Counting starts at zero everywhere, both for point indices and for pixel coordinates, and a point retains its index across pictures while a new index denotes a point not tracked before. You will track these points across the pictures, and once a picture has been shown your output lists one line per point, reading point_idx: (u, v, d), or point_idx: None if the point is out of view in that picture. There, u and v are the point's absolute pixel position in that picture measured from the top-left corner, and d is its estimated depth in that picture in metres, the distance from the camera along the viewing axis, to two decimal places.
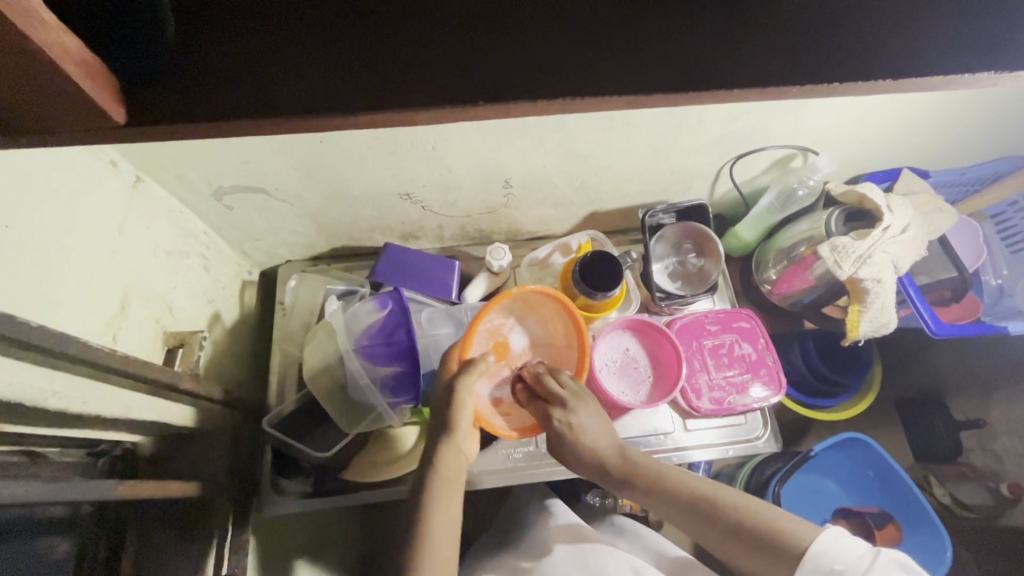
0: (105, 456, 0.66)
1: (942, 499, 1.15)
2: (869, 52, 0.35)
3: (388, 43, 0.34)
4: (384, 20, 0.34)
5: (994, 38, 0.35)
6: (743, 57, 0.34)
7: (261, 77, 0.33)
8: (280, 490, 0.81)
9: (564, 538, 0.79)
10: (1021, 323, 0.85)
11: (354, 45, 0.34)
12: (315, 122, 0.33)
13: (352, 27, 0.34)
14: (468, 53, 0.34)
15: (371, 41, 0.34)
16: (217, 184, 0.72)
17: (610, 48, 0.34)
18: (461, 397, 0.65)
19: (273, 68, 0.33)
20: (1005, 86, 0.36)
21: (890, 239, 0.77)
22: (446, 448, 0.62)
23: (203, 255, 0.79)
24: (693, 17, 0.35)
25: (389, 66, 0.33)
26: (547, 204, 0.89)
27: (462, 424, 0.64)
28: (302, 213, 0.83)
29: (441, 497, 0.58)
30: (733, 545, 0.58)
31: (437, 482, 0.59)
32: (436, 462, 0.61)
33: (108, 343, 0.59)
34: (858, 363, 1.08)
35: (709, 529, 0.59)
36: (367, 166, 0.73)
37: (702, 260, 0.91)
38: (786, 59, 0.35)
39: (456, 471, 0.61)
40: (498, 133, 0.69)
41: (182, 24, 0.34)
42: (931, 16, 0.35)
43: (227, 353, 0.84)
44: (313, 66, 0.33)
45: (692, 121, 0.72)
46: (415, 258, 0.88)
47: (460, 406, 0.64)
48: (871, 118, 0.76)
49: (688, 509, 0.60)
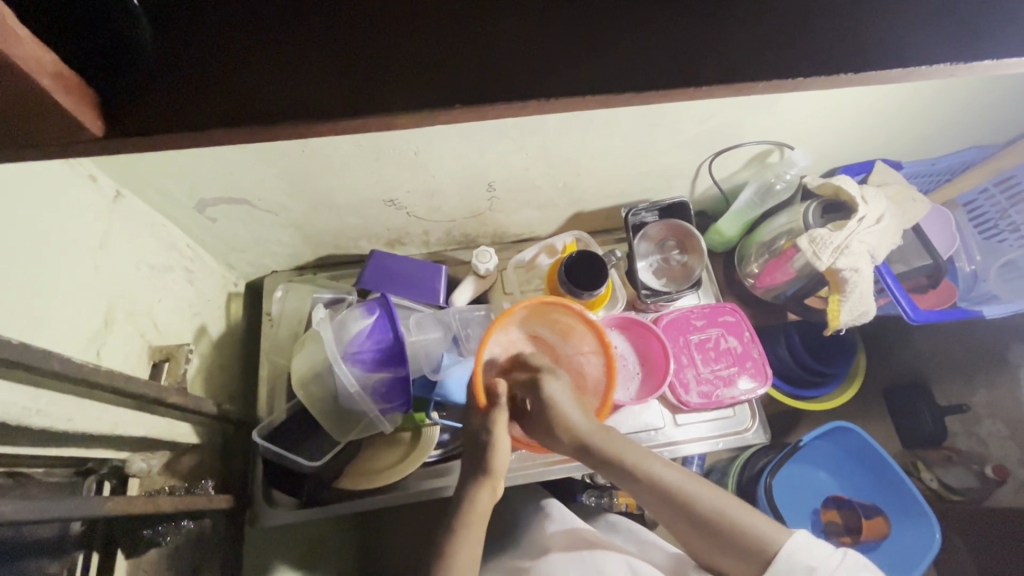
0: (93, 474, 0.64)
1: (930, 484, 1.22)
2: (830, 47, 0.36)
3: (366, 47, 0.34)
4: (362, 24, 0.34)
5: (948, 30, 0.37)
6: (713, 54, 0.35)
7: (240, 88, 0.33)
8: (274, 502, 0.81)
9: (562, 546, 0.79)
10: (996, 307, 0.88)
11: (334, 51, 0.34)
12: (303, 128, 0.33)
13: (331, 31, 0.34)
14: (450, 57, 0.34)
15: (348, 53, 0.34)
16: (200, 195, 0.71)
17: (597, 48, 0.35)
18: (500, 431, 0.63)
19: (252, 78, 0.34)
20: (960, 77, 0.37)
21: (865, 229, 0.79)
22: (478, 488, 0.62)
23: (187, 268, 0.78)
24: (657, 16, 0.36)
25: (371, 73, 0.34)
26: (531, 206, 0.90)
27: (498, 465, 0.63)
28: (286, 223, 0.83)
29: (473, 529, 0.59)
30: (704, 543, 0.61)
31: (462, 524, 0.60)
32: (466, 503, 0.61)
33: (92, 359, 0.58)
34: (843, 353, 1.11)
35: (688, 527, 0.61)
36: (350, 174, 0.73)
37: (685, 256, 0.93)
38: (764, 55, 0.36)
39: (483, 515, 0.61)
40: (481, 137, 0.70)
41: (157, 39, 0.34)
42: (889, 7, 0.37)
43: (216, 366, 0.83)
44: (294, 73, 0.34)
45: (670, 120, 0.73)
46: (402, 265, 0.89)
47: (495, 444, 0.63)
48: (842, 112, 0.78)
49: (668, 502, 0.60)
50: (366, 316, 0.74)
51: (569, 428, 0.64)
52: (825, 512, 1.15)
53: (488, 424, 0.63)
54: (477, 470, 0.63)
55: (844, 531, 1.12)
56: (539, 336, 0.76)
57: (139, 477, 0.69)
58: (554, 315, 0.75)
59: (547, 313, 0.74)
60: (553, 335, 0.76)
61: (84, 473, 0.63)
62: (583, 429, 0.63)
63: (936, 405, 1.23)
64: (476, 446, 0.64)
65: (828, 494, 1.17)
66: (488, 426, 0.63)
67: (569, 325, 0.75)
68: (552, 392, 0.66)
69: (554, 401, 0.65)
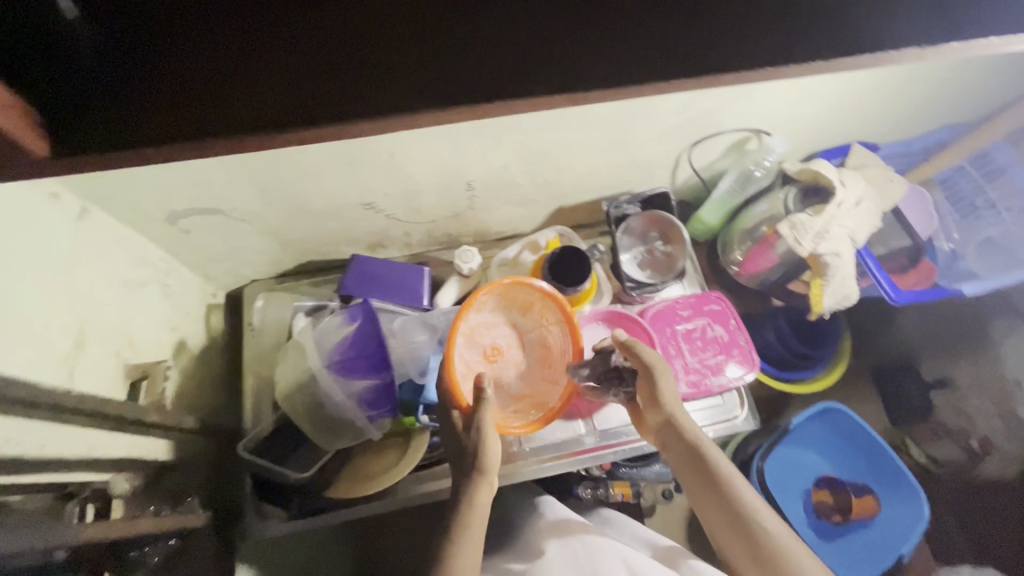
0: (73, 499, 0.59)
1: (918, 459, 1.26)
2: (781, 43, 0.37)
3: (328, 58, 0.35)
4: (325, 36, 0.35)
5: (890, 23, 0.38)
6: (671, 54, 0.37)
7: (204, 101, 0.33)
8: (263, 515, 0.78)
9: (557, 543, 0.78)
10: (974, 285, 0.89)
11: (298, 61, 0.35)
12: (266, 137, 0.34)
13: (279, 41, 0.35)
14: (412, 64, 0.35)
15: (295, 60, 0.35)
16: (171, 208, 0.70)
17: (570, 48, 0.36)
18: (487, 425, 0.63)
19: (215, 90, 0.34)
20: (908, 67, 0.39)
21: (844, 213, 0.79)
22: (478, 485, 0.61)
23: (163, 282, 0.76)
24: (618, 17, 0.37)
25: (323, 81, 0.34)
26: (512, 203, 0.89)
27: (491, 461, 0.62)
28: (262, 231, 0.81)
29: (470, 530, 0.58)
30: (728, 537, 0.62)
31: (462, 523, 0.58)
32: (464, 501, 0.60)
33: (64, 382, 0.56)
34: (828, 337, 1.12)
35: (742, 549, 0.61)
36: (324, 179, 0.72)
37: (669, 246, 0.93)
38: (720, 52, 0.37)
39: (481, 512, 0.60)
40: (457, 136, 0.69)
41: (107, 58, 0.34)
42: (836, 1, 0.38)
43: (198, 380, 0.82)
44: (257, 87, 0.34)
45: (647, 112, 0.73)
46: (384, 268, 0.87)
47: (486, 441, 0.62)
48: (818, 98, 0.78)
49: (732, 519, 0.62)
50: (349, 323, 0.72)
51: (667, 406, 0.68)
52: (816, 491, 1.19)
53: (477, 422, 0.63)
54: (472, 466, 0.62)
55: (834, 510, 1.16)
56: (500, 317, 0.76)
57: (123, 498, 0.65)
58: (514, 294, 0.75)
59: (505, 293, 0.75)
60: (512, 312, 0.77)
61: (65, 497, 0.58)
62: (679, 415, 0.68)
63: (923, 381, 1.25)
64: (471, 442, 0.63)
65: (820, 473, 1.20)
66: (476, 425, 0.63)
67: (528, 301, 0.76)
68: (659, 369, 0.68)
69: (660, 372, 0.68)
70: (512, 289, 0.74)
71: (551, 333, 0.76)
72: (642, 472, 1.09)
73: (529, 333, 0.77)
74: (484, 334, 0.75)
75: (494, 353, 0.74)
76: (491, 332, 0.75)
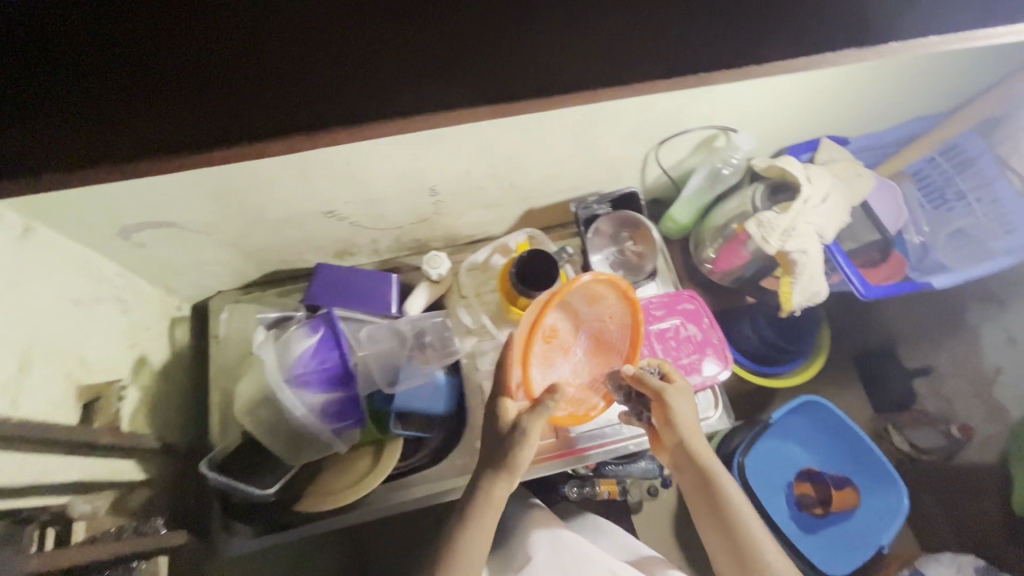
0: (32, 524, 0.57)
1: (900, 446, 1.24)
2: (667, 50, 0.42)
3: (263, 62, 0.38)
4: (254, 32, 0.38)
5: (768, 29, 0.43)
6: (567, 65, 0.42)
7: (159, 106, 0.38)
8: (232, 530, 0.78)
9: (546, 546, 0.80)
10: (943, 277, 0.88)
11: (227, 58, 0.38)
12: (228, 150, 0.39)
13: (227, 47, 0.38)
14: (340, 76, 0.39)
15: (241, 72, 0.38)
16: (121, 222, 0.68)
17: (522, 65, 0.41)
18: (531, 433, 0.65)
19: (164, 94, 0.38)
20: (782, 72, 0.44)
21: (811, 210, 0.78)
22: (498, 483, 0.66)
23: (119, 298, 0.75)
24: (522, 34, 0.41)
25: (273, 98, 0.39)
26: (480, 207, 0.88)
27: (523, 462, 0.66)
28: (222, 242, 0.79)
29: (480, 523, 0.65)
30: (714, 537, 0.70)
31: (475, 517, 0.65)
32: (481, 494, 0.66)
33: (6, 409, 0.54)
34: (808, 329, 1.14)
35: (727, 554, 0.68)
36: (281, 189, 0.70)
37: (639, 246, 0.91)
38: (613, 63, 0.42)
39: (498, 503, 0.66)
40: (415, 141, 0.67)
41: (71, 69, 0.37)
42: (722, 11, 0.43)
43: (161, 397, 0.80)
44: (206, 92, 0.38)
45: (609, 112, 0.72)
46: (351, 277, 0.86)
47: (524, 447, 0.65)
48: (784, 94, 0.77)
49: (724, 530, 0.68)
50: (310, 335, 0.70)
51: (679, 431, 0.71)
52: (798, 484, 1.19)
53: (525, 431, 0.64)
54: (498, 465, 0.66)
55: (816, 503, 1.16)
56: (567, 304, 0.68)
57: (84, 520, 0.63)
58: (589, 286, 0.67)
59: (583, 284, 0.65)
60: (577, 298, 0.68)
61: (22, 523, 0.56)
62: (692, 439, 0.71)
63: (903, 368, 1.27)
64: (506, 444, 0.66)
65: (801, 466, 1.20)
66: (523, 431, 0.65)
67: (598, 292, 0.68)
68: (676, 401, 0.71)
69: (672, 401, 0.71)
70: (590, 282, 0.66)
71: (611, 328, 0.71)
72: (628, 469, 1.07)
73: (588, 323, 0.71)
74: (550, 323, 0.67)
75: (553, 343, 0.68)
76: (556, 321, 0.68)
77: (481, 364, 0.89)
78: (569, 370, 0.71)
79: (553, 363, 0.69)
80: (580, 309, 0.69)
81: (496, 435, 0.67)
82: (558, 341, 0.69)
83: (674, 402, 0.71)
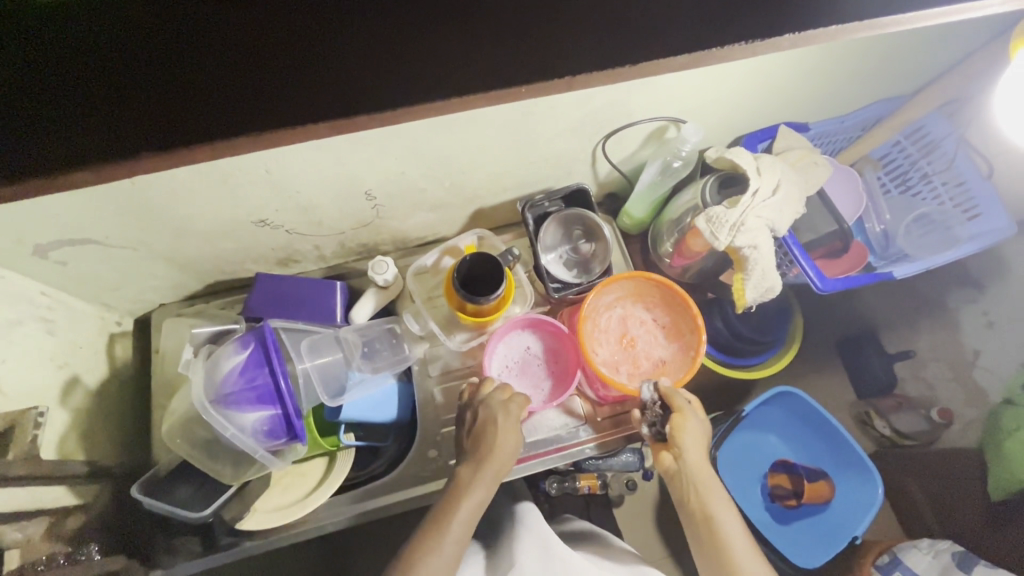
0: None
1: (883, 431, 1.20)
2: (540, 57, 0.42)
3: (264, 63, 0.39)
4: (257, 48, 0.39)
5: (642, 34, 0.42)
6: (429, 67, 0.41)
7: (168, 104, 0.40)
8: (174, 550, 0.77)
9: (532, 544, 0.74)
10: (904, 267, 0.85)
11: (254, 47, 0.39)
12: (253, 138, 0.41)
13: (259, 42, 0.39)
14: (295, 87, 0.40)
15: (259, 62, 0.39)
16: (34, 241, 0.65)
17: (416, 79, 0.41)
18: (508, 421, 0.71)
19: (203, 93, 0.40)
20: (660, 72, 0.43)
21: (761, 203, 0.75)
22: (485, 464, 0.69)
23: (45, 318, 0.72)
24: (385, 38, 0.40)
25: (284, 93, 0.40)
26: (424, 209, 0.85)
27: (506, 448, 0.70)
28: (153, 256, 0.76)
29: (465, 505, 0.66)
30: (698, 532, 0.71)
31: (462, 498, 0.67)
32: (474, 477, 0.68)
33: None
34: (776, 320, 1.10)
35: (710, 551, 0.69)
36: (201, 200, 0.67)
37: (593, 244, 0.87)
38: (487, 69, 0.41)
39: (490, 484, 0.68)
40: (339, 147, 0.64)
41: (126, 69, 0.39)
42: (595, 16, 0.42)
43: (95, 418, 0.78)
44: (175, 100, 0.39)
45: (544, 108, 0.68)
46: (291, 286, 0.83)
47: (502, 429, 0.71)
48: (731, 83, 0.73)
49: (708, 529, 0.69)
50: (240, 352, 0.68)
51: (682, 440, 0.71)
52: (772, 476, 1.17)
53: (503, 412, 0.72)
54: (484, 453, 0.70)
55: (790, 495, 1.14)
56: (644, 319, 0.85)
57: (18, 547, 0.62)
58: (675, 310, 0.82)
59: (664, 303, 0.83)
60: (657, 321, 0.84)
61: None
62: (690, 448, 0.71)
63: (883, 353, 1.23)
64: (491, 432, 0.71)
65: (776, 458, 1.19)
66: (503, 413, 0.72)
67: (680, 326, 0.82)
68: (687, 414, 0.72)
69: (685, 413, 0.72)
70: (672, 307, 0.82)
71: (678, 360, 0.81)
72: (609, 463, 1.06)
73: (655, 348, 0.83)
74: (625, 324, 0.84)
75: (624, 341, 0.84)
76: (632, 325, 0.84)
77: (433, 370, 0.87)
78: (623, 373, 0.81)
79: (615, 356, 0.82)
80: (655, 332, 0.84)
81: (481, 429, 0.72)
82: (628, 345, 0.83)
83: (682, 415, 0.72)
